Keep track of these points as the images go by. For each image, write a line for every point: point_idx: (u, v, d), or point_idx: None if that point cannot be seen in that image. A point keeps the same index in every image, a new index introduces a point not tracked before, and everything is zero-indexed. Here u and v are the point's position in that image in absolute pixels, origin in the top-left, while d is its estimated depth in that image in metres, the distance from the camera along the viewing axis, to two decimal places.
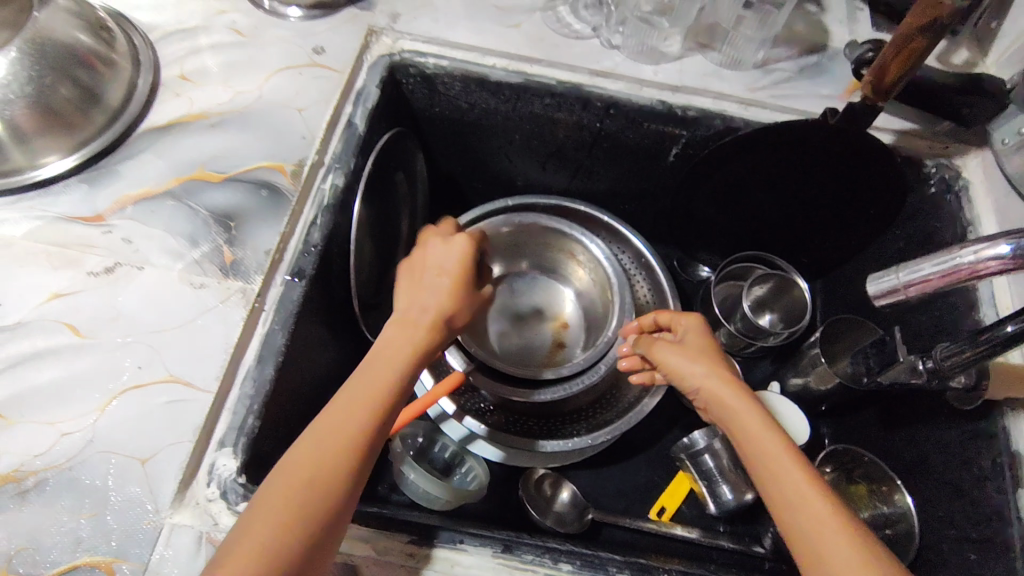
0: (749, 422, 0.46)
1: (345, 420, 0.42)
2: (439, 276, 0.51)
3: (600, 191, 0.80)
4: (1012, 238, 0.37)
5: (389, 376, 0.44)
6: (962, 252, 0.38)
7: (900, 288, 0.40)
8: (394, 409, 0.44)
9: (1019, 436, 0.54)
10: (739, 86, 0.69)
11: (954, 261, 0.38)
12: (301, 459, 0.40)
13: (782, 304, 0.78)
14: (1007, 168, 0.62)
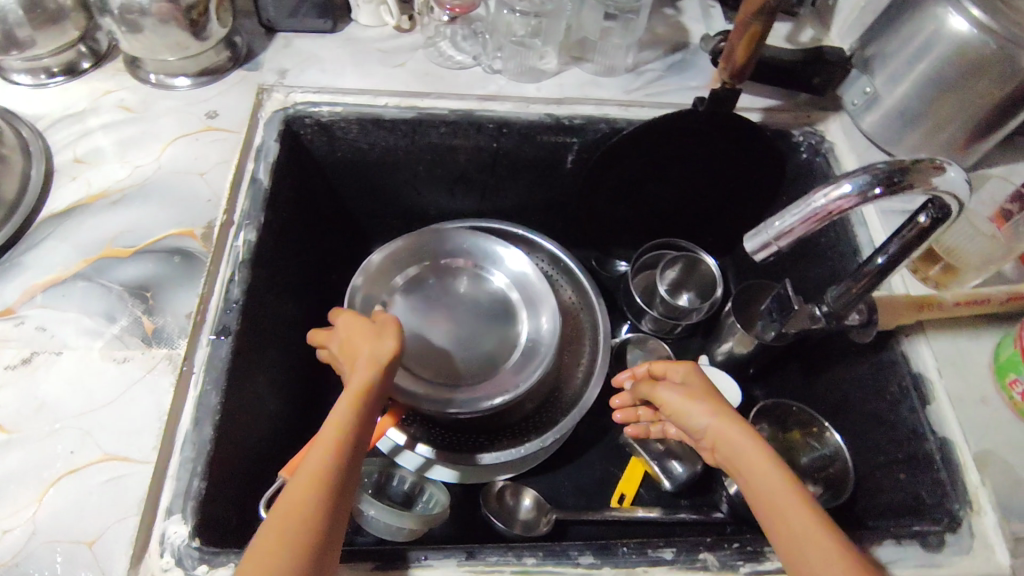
0: (766, 475, 0.45)
1: (307, 473, 0.41)
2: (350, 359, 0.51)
3: (511, 207, 0.83)
4: (850, 177, 0.42)
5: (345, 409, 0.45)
6: (816, 197, 0.43)
7: (771, 240, 0.44)
8: (354, 455, 0.44)
9: (915, 356, 0.60)
10: (616, 90, 0.74)
11: (812, 207, 0.42)
12: (292, 498, 0.40)
13: (695, 281, 0.83)
14: (862, 123, 0.72)
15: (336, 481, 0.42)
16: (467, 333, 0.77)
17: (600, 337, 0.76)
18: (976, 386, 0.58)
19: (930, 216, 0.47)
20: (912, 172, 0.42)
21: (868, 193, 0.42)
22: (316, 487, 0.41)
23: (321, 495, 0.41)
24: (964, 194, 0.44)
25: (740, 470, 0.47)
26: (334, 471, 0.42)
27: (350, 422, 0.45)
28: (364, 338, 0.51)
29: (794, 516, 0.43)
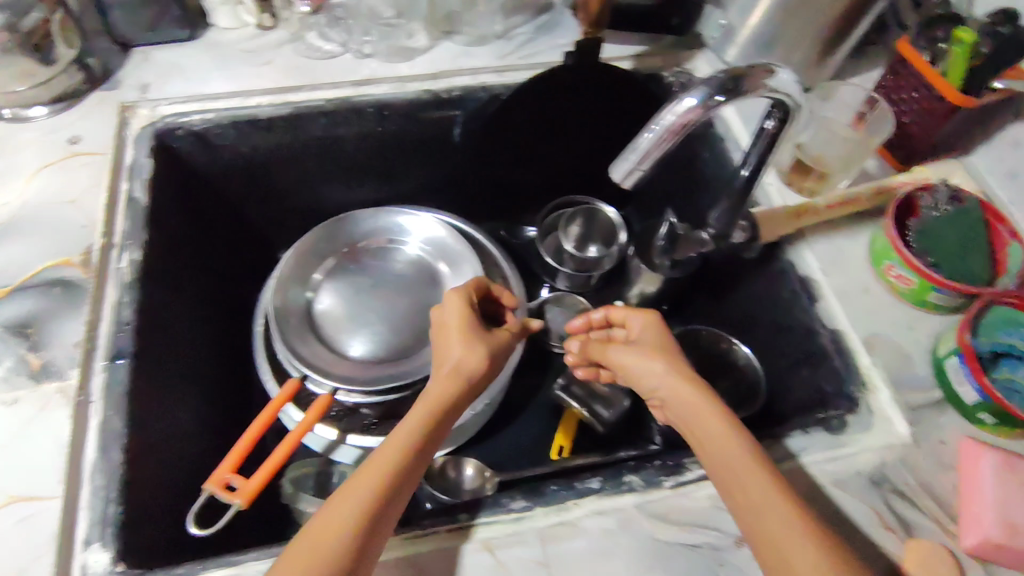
0: (729, 448, 0.46)
1: (369, 472, 0.44)
2: (451, 349, 0.55)
3: (410, 189, 0.83)
4: (692, 90, 0.44)
5: (406, 432, 0.47)
6: (665, 115, 0.44)
7: (635, 165, 0.46)
8: (414, 469, 0.46)
9: (800, 263, 0.64)
10: (489, 58, 0.75)
11: (664, 125, 0.44)
12: (328, 522, 0.41)
13: (599, 230, 0.84)
14: (727, 57, 0.75)
15: (382, 506, 0.43)
16: (392, 311, 0.73)
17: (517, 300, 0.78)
18: (857, 278, 0.63)
19: (781, 116, 0.49)
20: (749, 77, 0.45)
21: (712, 103, 0.44)
22: (381, 486, 0.44)
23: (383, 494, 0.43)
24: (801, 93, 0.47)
25: (700, 436, 0.48)
26: (379, 496, 0.43)
27: (417, 440, 0.47)
28: (462, 338, 0.55)
29: (754, 484, 0.44)
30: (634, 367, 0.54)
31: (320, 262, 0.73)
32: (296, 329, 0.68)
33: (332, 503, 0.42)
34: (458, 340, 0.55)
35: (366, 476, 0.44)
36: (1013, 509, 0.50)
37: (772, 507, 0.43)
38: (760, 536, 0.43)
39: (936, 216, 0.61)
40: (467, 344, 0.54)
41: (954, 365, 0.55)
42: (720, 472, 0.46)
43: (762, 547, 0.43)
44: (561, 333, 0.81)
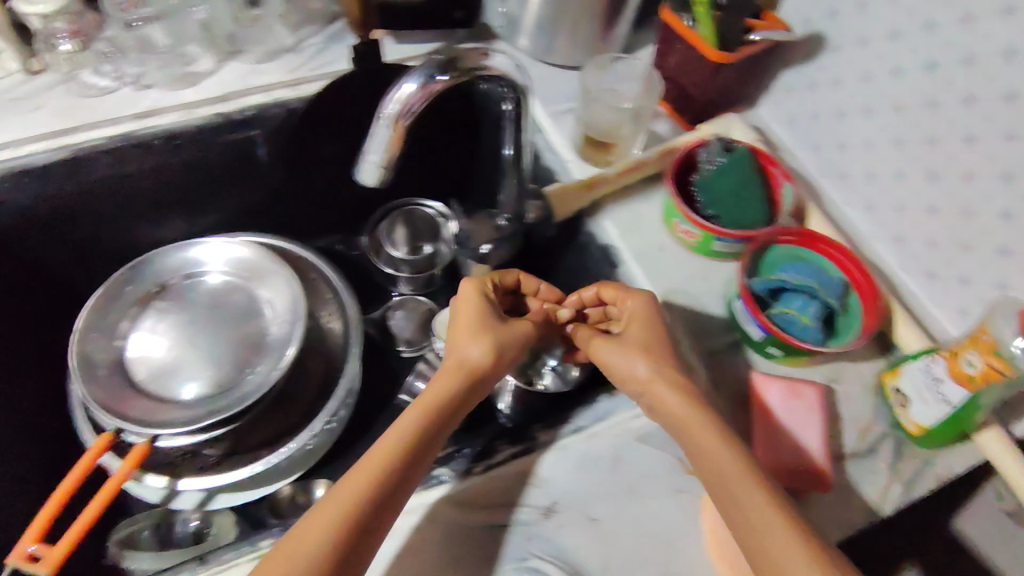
0: (714, 448, 0.47)
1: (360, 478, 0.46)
2: (464, 349, 0.55)
3: (228, 217, 0.79)
4: (408, 75, 0.43)
5: (401, 442, 0.49)
6: (388, 106, 0.43)
7: (376, 164, 0.45)
8: (406, 478, 0.47)
9: (600, 231, 0.66)
10: (278, 73, 0.73)
11: (388, 116, 0.43)
12: (314, 522, 0.44)
13: (422, 224, 0.82)
14: (521, 45, 0.77)
15: (369, 512, 0.45)
16: (212, 342, 0.70)
17: (348, 305, 0.78)
18: (654, 238, 0.65)
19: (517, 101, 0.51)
20: (465, 59, 0.45)
21: (430, 86, 0.43)
22: (365, 495, 0.45)
23: (370, 500, 0.45)
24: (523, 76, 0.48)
25: (687, 439, 0.49)
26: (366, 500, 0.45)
27: (411, 451, 0.48)
28: (467, 333, 0.56)
29: (735, 476, 0.46)
30: (619, 362, 0.54)
31: (129, 309, 0.70)
32: (106, 382, 0.64)
33: (322, 504, 0.45)
34: (463, 335, 0.56)
35: (353, 484, 0.46)
36: (800, 432, 0.53)
37: (751, 499, 0.44)
38: (734, 517, 0.45)
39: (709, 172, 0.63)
40: (477, 346, 0.55)
41: (738, 306, 0.59)
42: (711, 477, 0.47)
43: (740, 526, 0.44)
44: (408, 336, 0.80)
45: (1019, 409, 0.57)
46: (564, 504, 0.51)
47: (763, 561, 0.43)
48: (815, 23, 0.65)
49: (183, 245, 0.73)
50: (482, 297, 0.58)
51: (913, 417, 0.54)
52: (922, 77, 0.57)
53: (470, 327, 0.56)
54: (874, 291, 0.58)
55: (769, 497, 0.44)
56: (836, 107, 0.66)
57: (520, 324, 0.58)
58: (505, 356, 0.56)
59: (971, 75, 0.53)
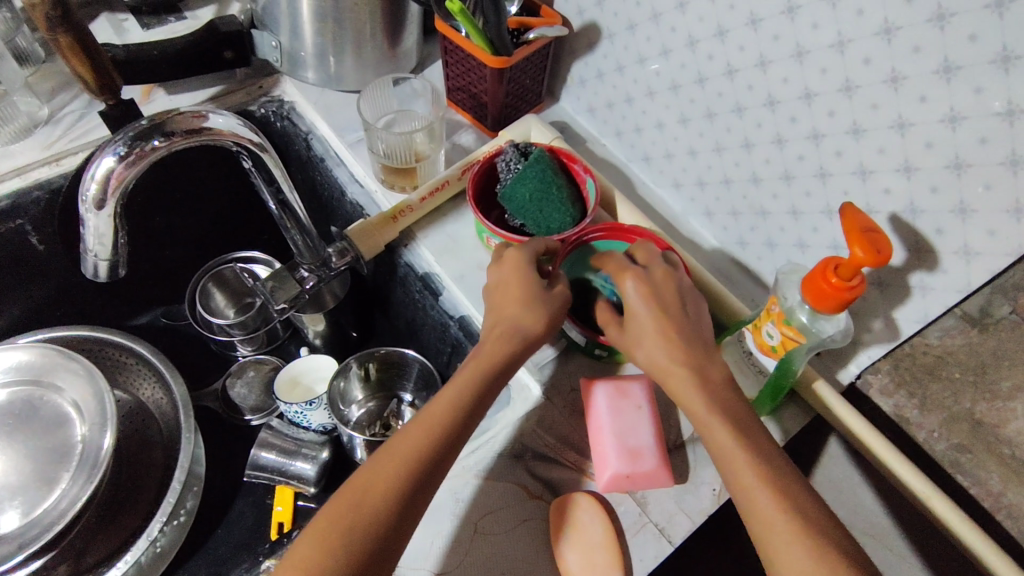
0: (720, 438, 0.43)
1: (400, 457, 0.42)
2: (514, 309, 0.50)
3: (22, 317, 0.71)
4: (107, 149, 0.39)
5: (445, 420, 0.45)
6: (87, 184, 0.40)
7: (92, 248, 0.42)
8: (447, 460, 0.44)
9: (417, 260, 0.64)
10: (34, 150, 0.65)
11: (90, 198, 0.40)
12: (356, 491, 0.41)
13: (236, 284, 0.78)
14: (308, 78, 0.73)
15: (406, 494, 0.41)
16: (14, 462, 0.63)
17: (173, 383, 0.69)
18: (472, 257, 0.63)
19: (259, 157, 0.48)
20: (172, 124, 0.41)
21: (133, 159, 0.40)
22: (394, 491, 0.41)
23: (395, 497, 0.41)
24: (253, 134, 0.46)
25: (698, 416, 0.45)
26: (405, 482, 0.42)
27: (451, 433, 0.44)
28: (516, 292, 0.51)
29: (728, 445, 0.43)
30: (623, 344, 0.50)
31: None
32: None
33: (365, 470, 0.42)
34: (516, 296, 0.51)
35: (394, 458, 0.42)
36: (628, 434, 0.51)
37: (743, 474, 0.41)
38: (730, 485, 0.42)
39: (509, 180, 0.62)
40: (529, 307, 0.50)
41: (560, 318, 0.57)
42: (721, 463, 0.43)
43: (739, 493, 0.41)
44: (253, 403, 0.75)
45: (842, 359, 0.58)
46: (407, 567, 0.47)
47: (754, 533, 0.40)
48: (587, 12, 0.64)
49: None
50: (526, 256, 0.53)
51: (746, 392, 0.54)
52: (687, 54, 0.57)
53: (512, 292, 0.51)
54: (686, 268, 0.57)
55: (768, 472, 0.41)
56: (626, 93, 0.65)
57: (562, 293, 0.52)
58: (556, 323, 0.51)
59: (726, 46, 0.53)
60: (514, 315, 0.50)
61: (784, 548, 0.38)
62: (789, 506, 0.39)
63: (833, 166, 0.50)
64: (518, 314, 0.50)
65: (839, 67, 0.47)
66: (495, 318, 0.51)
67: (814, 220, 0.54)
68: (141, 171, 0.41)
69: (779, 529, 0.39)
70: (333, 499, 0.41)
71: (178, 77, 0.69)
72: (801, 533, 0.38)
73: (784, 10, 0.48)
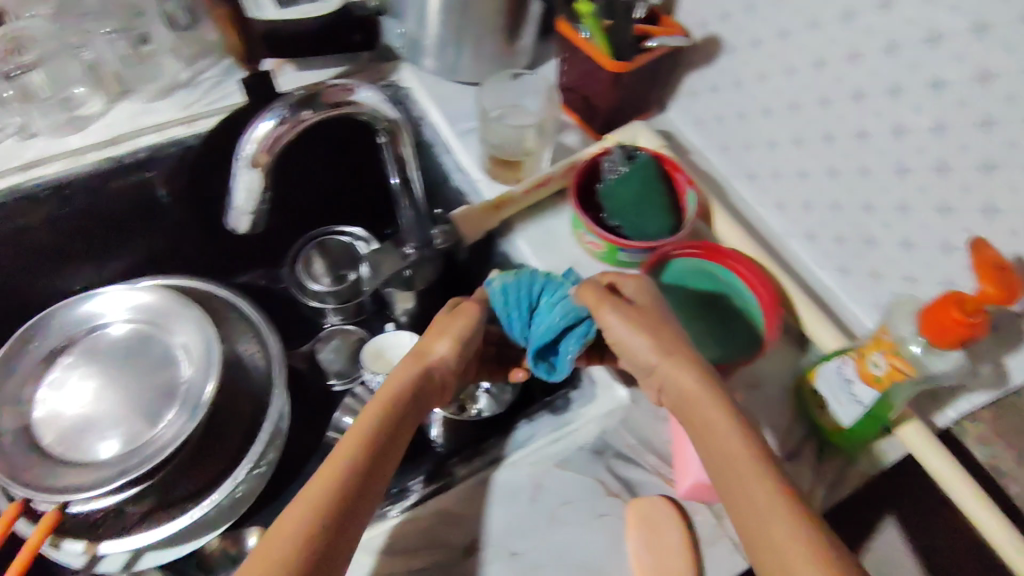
0: (722, 437, 0.43)
1: (330, 474, 0.43)
2: (429, 342, 0.54)
3: (140, 263, 0.77)
4: (265, 114, 0.42)
5: (367, 434, 0.46)
6: (246, 146, 0.43)
7: (242, 208, 0.45)
8: (373, 471, 0.45)
9: (516, 250, 0.65)
10: (172, 110, 0.70)
11: (248, 156, 0.42)
12: (290, 516, 0.41)
13: (339, 255, 0.82)
14: (426, 65, 0.76)
15: (339, 506, 0.42)
16: (121, 393, 0.68)
17: (267, 336, 0.75)
18: (570, 253, 0.64)
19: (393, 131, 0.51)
20: (326, 95, 0.44)
21: (290, 124, 0.42)
22: (321, 507, 0.41)
23: (332, 507, 0.41)
24: (391, 110, 0.48)
25: (698, 422, 0.45)
26: (335, 494, 0.42)
27: (373, 447, 0.46)
28: (443, 323, 0.56)
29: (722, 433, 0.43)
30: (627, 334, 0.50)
31: (35, 368, 0.67)
32: (9, 450, 0.61)
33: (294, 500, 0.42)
34: (439, 327, 0.55)
35: (325, 477, 0.43)
36: None
37: (728, 445, 0.42)
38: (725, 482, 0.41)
39: (613, 179, 0.63)
40: (445, 333, 0.54)
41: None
42: (717, 467, 0.42)
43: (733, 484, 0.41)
44: (338, 368, 0.78)
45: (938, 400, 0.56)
46: (485, 541, 0.49)
47: (753, 530, 0.38)
48: (710, 25, 0.65)
49: (86, 295, 0.71)
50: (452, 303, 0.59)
51: (831, 417, 0.53)
52: (812, 74, 0.56)
53: (433, 327, 0.56)
54: (775, 307, 0.56)
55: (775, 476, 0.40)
56: (739, 109, 0.65)
57: (469, 309, 0.57)
58: (465, 349, 0.55)
59: (856, 71, 0.53)
60: (434, 341, 0.54)
61: (784, 530, 0.37)
62: (782, 481, 0.39)
63: (957, 201, 0.49)
64: (434, 344, 0.54)
65: (978, 101, 0.46)
66: (397, 367, 0.53)
67: (928, 255, 0.53)
68: (293, 137, 0.44)
69: (778, 513, 0.38)
70: (267, 534, 0.40)
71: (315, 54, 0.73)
72: (793, 513, 0.38)
73: (926, 38, 0.47)
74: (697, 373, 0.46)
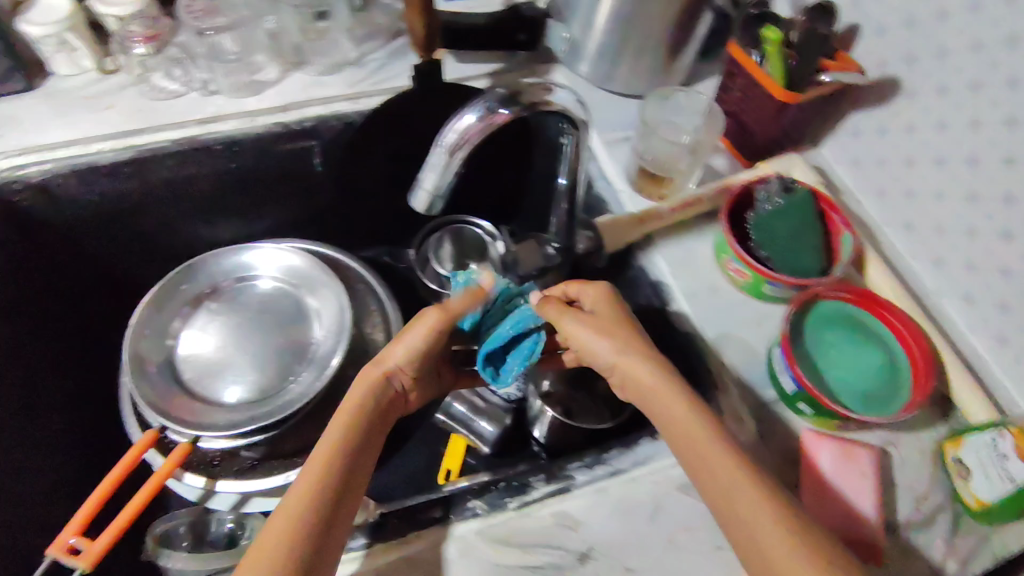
0: (686, 420, 0.48)
1: (308, 481, 0.47)
2: (399, 347, 0.56)
3: (282, 224, 0.81)
4: (470, 106, 0.43)
5: (335, 445, 0.50)
6: (447, 134, 0.44)
7: (430, 192, 0.46)
8: (350, 471, 0.49)
9: (653, 266, 0.65)
10: (339, 86, 0.74)
11: (447, 143, 0.44)
12: (278, 520, 0.45)
13: (469, 246, 0.82)
14: (581, 71, 0.76)
15: (325, 509, 0.46)
16: (256, 345, 0.72)
17: (388, 312, 0.77)
18: (708, 277, 0.64)
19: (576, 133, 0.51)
20: (526, 94, 0.45)
21: (492, 118, 0.43)
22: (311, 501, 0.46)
23: (314, 508, 0.46)
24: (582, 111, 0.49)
25: (658, 415, 0.49)
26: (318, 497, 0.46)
27: (347, 452, 0.50)
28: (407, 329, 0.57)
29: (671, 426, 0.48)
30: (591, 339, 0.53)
31: (182, 308, 0.72)
32: (155, 380, 0.66)
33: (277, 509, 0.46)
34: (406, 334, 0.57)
35: (302, 486, 0.47)
36: (851, 502, 0.50)
37: (697, 436, 0.47)
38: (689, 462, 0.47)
39: (767, 211, 0.61)
40: (409, 340, 0.56)
41: (777, 355, 0.57)
42: (685, 454, 0.47)
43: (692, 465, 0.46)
44: None
45: None
46: (600, 551, 0.49)
47: (719, 498, 0.44)
48: (891, 66, 0.62)
49: (236, 248, 0.76)
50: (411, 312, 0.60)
51: (973, 490, 0.51)
52: (1004, 132, 0.54)
53: (401, 335, 0.58)
54: (929, 371, 0.54)
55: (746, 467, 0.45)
56: (908, 155, 0.63)
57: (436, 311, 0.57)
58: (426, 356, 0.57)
59: None
60: (399, 348, 0.56)
61: (769, 523, 0.42)
62: (746, 467, 0.45)
63: None
64: (400, 350, 0.56)
65: None
66: (362, 378, 0.56)
67: None
68: (491, 132, 0.45)
69: (747, 497, 0.43)
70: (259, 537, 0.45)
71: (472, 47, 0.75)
72: (772, 502, 0.43)
73: None
74: (653, 369, 0.51)
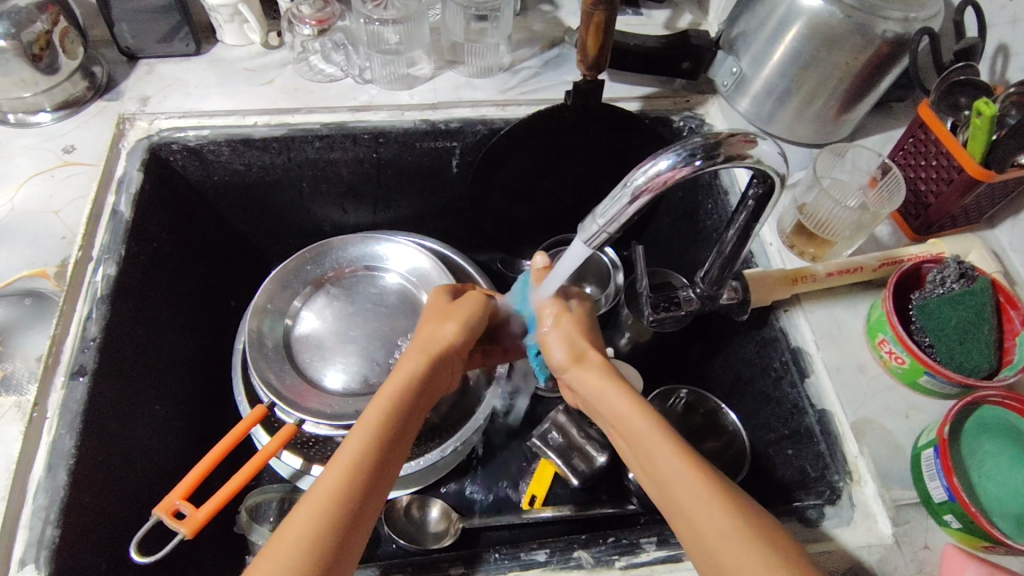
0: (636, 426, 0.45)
1: (352, 445, 0.43)
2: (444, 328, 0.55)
3: (408, 216, 0.81)
4: (666, 151, 0.41)
5: (386, 410, 0.46)
6: (635, 176, 0.42)
7: (601, 228, 0.45)
8: (394, 442, 0.45)
9: (794, 331, 0.61)
10: (490, 91, 0.72)
11: (633, 186, 0.42)
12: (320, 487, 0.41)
13: (592, 273, 0.80)
14: (738, 106, 0.72)
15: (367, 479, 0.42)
16: (368, 336, 0.72)
17: None
18: (854, 356, 0.59)
19: (767, 185, 0.48)
20: (725, 146, 0.42)
21: (684, 167, 0.41)
22: (351, 477, 0.41)
23: (357, 480, 0.42)
24: (781, 165, 0.45)
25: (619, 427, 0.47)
26: (359, 465, 0.42)
27: (394, 419, 0.46)
28: (443, 313, 0.57)
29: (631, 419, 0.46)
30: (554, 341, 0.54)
31: (302, 289, 0.73)
32: (271, 357, 0.67)
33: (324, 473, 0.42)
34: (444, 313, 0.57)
35: (348, 449, 0.43)
36: None
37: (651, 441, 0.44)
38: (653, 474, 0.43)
39: (940, 295, 0.56)
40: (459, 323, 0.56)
41: (928, 458, 0.51)
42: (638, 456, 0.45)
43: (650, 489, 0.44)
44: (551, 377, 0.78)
45: None
46: None
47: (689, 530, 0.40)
48: None
49: (365, 236, 0.77)
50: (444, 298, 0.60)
51: None
52: None
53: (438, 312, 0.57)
54: None
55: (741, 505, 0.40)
56: None
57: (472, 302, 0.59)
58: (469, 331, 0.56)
59: None
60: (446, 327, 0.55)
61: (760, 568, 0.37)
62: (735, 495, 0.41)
63: None
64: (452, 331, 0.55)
65: None
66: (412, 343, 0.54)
67: None
68: (682, 180, 0.42)
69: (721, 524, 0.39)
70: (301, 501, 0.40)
71: (626, 69, 0.74)
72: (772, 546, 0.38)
73: None
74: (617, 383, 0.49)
